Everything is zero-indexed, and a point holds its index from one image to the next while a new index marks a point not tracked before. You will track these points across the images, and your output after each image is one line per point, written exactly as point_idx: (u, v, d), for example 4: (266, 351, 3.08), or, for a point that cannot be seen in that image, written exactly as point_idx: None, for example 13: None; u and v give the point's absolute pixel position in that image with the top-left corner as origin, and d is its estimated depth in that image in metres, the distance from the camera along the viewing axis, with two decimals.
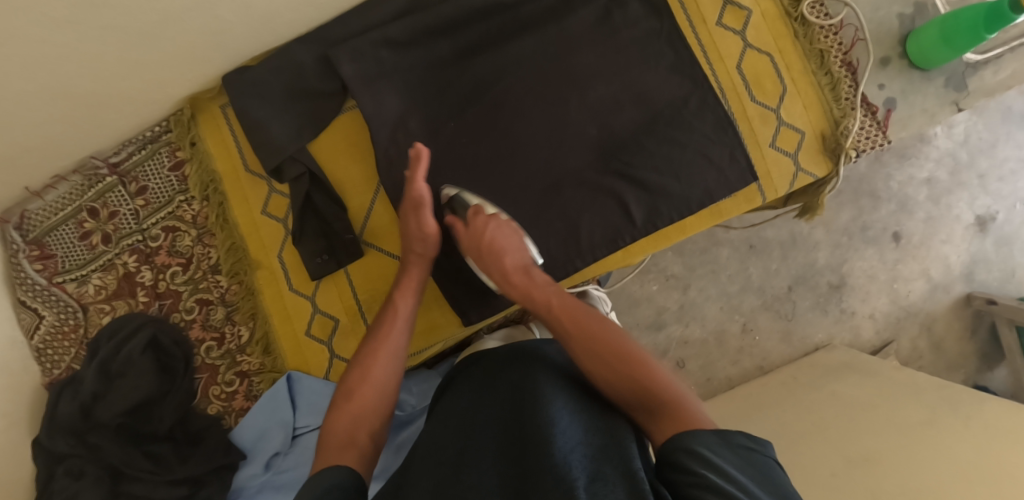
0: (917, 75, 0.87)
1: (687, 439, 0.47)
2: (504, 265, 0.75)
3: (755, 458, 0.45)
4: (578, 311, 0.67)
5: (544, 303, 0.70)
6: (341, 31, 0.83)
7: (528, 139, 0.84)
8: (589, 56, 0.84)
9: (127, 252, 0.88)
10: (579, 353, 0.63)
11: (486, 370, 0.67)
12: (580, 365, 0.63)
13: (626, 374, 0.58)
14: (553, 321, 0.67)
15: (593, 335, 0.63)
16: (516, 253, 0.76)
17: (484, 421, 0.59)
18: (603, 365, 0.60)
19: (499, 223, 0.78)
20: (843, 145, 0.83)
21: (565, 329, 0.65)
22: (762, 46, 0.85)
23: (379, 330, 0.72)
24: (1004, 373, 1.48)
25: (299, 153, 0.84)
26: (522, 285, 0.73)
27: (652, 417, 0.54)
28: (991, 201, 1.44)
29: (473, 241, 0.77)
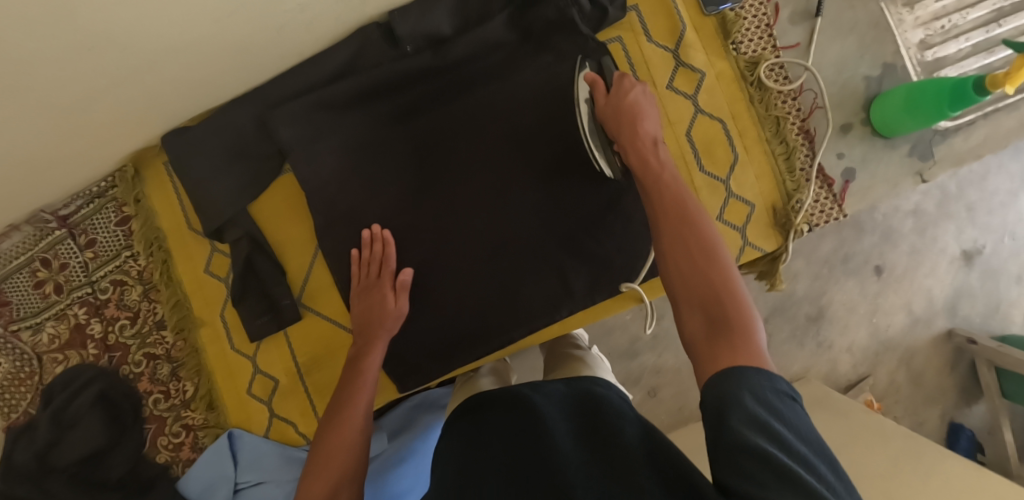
0: (880, 142, 0.82)
1: (736, 386, 0.39)
2: (642, 130, 0.65)
3: (799, 413, 0.39)
4: (682, 198, 0.57)
5: (652, 174, 0.61)
6: (279, 91, 0.80)
7: (466, 205, 0.81)
8: (533, 116, 0.80)
9: (78, 304, 0.90)
10: (665, 233, 0.55)
11: (481, 399, 0.62)
12: (661, 245, 0.55)
13: (710, 274, 0.50)
14: (655, 194, 0.58)
15: (693, 224, 0.54)
16: (653, 125, 0.66)
17: (491, 453, 0.52)
18: (686, 251, 0.53)
19: (642, 94, 0.68)
20: (793, 221, 0.79)
21: (665, 206, 0.56)
22: (714, 112, 0.81)
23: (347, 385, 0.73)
24: (982, 409, 1.43)
25: (241, 216, 0.83)
26: (639, 151, 0.63)
27: (707, 327, 0.47)
28: (978, 234, 1.38)
29: (612, 101, 0.68)
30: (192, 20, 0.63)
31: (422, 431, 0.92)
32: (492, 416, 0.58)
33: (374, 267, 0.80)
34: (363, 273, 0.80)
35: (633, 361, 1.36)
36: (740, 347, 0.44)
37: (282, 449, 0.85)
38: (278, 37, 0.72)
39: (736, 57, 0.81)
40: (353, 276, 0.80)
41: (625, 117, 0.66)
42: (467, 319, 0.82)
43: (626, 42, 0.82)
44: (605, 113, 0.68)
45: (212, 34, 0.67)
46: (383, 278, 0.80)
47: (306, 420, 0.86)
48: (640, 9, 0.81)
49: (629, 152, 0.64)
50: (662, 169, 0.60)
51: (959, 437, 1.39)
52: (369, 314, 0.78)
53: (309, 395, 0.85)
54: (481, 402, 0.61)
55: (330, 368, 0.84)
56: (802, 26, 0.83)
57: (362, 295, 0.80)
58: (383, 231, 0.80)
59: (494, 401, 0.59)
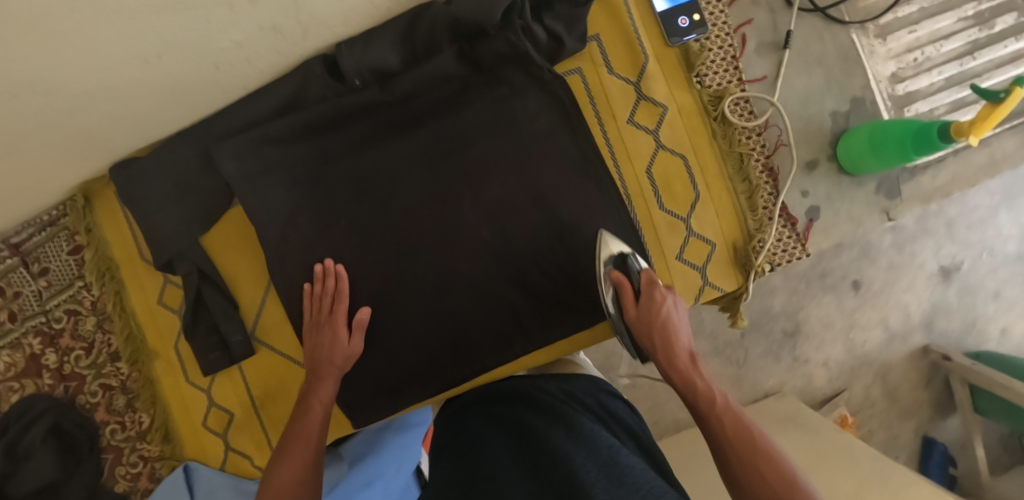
0: (846, 180, 0.80)
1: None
2: (678, 346, 0.67)
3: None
4: (736, 417, 0.58)
5: (704, 396, 0.62)
6: (224, 124, 0.78)
7: (418, 241, 0.79)
8: (486, 151, 0.78)
9: (32, 334, 0.88)
10: (729, 456, 0.55)
11: (484, 405, 0.73)
12: (727, 471, 0.55)
13: (784, 489, 0.51)
14: (711, 420, 0.59)
15: (756, 447, 0.55)
16: (687, 338, 0.69)
17: (496, 432, 0.65)
18: (753, 470, 0.53)
19: (673, 304, 0.70)
20: (753, 261, 0.78)
21: (723, 430, 0.58)
22: (675, 147, 0.79)
23: (299, 419, 0.72)
24: (956, 423, 1.42)
25: (190, 248, 0.82)
26: (683, 373, 0.64)
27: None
28: (957, 250, 1.36)
29: (645, 313, 0.70)
30: (118, 60, 0.61)
31: (384, 456, 0.90)
32: (508, 417, 0.67)
33: (325, 302, 0.78)
34: (315, 308, 0.79)
35: (607, 374, 1.36)
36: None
37: (236, 482, 0.84)
38: (218, 71, 0.70)
39: (700, 90, 0.79)
40: (306, 310, 0.79)
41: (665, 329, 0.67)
42: (418, 357, 0.81)
43: (586, 74, 0.79)
44: (644, 326, 0.69)
45: (143, 73, 0.65)
46: (335, 315, 0.78)
47: (260, 453, 0.85)
48: (601, 39, 0.79)
49: (672, 371, 0.65)
50: (708, 387, 0.62)
51: (932, 450, 1.39)
52: (319, 352, 0.77)
53: (264, 428, 0.85)
54: (496, 411, 0.70)
55: (284, 401, 0.84)
56: (770, 58, 0.80)
57: (312, 332, 0.78)
58: (336, 266, 0.79)
59: (503, 399, 0.72)
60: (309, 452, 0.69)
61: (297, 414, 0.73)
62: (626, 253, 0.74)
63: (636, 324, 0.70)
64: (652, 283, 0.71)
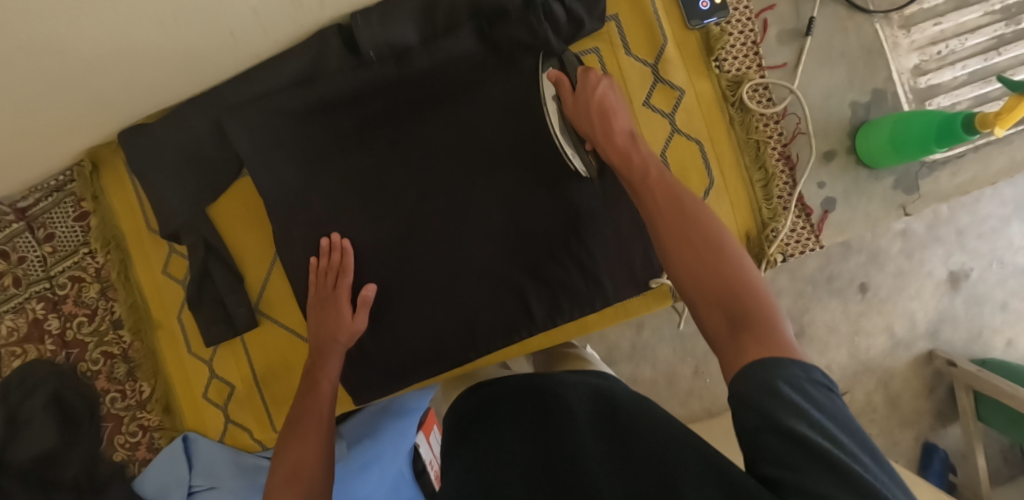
0: (864, 173, 0.79)
1: (772, 369, 0.39)
2: (612, 127, 0.65)
3: (834, 399, 0.39)
4: (671, 196, 0.56)
5: (637, 169, 0.60)
6: (235, 95, 0.77)
7: (426, 222, 0.78)
8: (499, 132, 0.77)
9: (35, 299, 0.88)
10: (662, 229, 0.53)
11: (492, 389, 0.66)
12: (659, 242, 0.53)
13: (713, 256, 0.49)
14: (645, 192, 0.58)
15: (686, 214, 0.53)
16: (625, 119, 0.67)
17: (509, 435, 0.58)
18: (685, 238, 0.51)
19: (609, 89, 0.69)
20: (766, 250, 0.77)
21: (655, 201, 0.56)
22: (692, 133, 0.77)
23: (306, 396, 0.71)
24: (956, 432, 1.41)
25: (196, 220, 0.81)
26: (619, 150, 0.63)
27: (726, 328, 0.45)
28: (966, 258, 1.34)
29: (580, 100, 0.69)
30: (132, 23, 0.60)
31: (382, 439, 0.89)
32: (514, 411, 0.60)
33: (331, 277, 0.77)
34: (320, 284, 0.78)
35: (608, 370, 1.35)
36: (748, 348, 0.42)
37: (235, 456, 0.84)
38: (232, 39, 0.69)
39: (719, 76, 0.77)
40: (311, 286, 0.78)
41: (601, 113, 0.67)
42: (422, 337, 0.80)
43: (603, 54, 0.78)
44: (581, 113, 0.68)
45: (155, 38, 0.64)
46: (340, 291, 0.77)
47: (261, 428, 0.85)
48: (620, 20, 0.78)
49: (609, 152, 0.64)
50: (645, 163, 0.60)
51: (931, 459, 1.38)
52: (324, 327, 0.76)
53: (264, 404, 0.84)
54: (500, 398, 0.63)
55: (286, 379, 0.83)
56: (791, 46, 0.79)
57: (317, 307, 0.77)
58: (342, 240, 0.78)
59: (510, 388, 0.64)
60: (322, 428, 0.68)
61: (304, 390, 0.73)
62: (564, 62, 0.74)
63: (574, 113, 0.69)
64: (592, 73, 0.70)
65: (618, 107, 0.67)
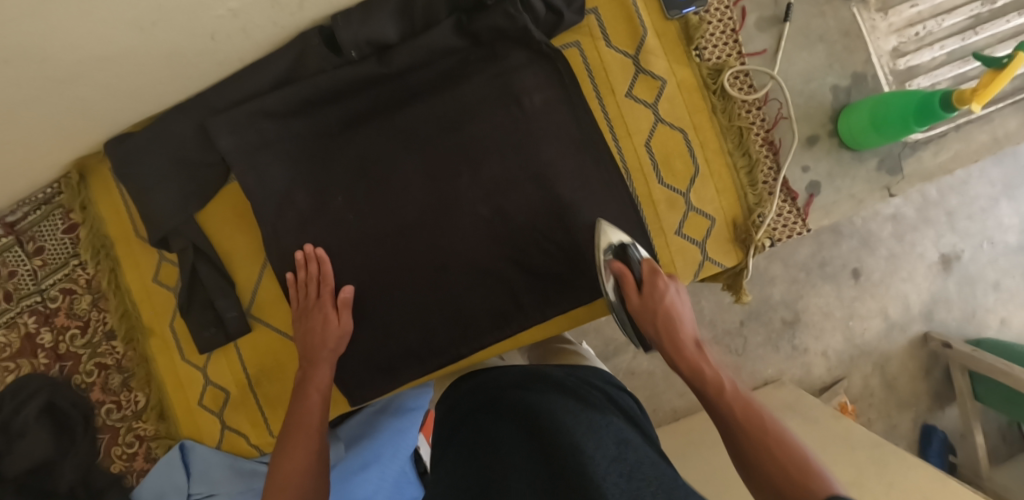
0: (848, 155, 0.79)
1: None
2: (682, 337, 0.66)
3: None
4: (751, 412, 0.57)
5: (711, 383, 0.62)
6: (220, 98, 0.78)
7: (415, 220, 0.79)
8: (484, 128, 0.78)
9: (28, 313, 0.88)
10: (743, 445, 0.54)
11: (487, 387, 0.69)
12: (740, 459, 0.54)
13: (796, 472, 0.50)
14: (720, 403, 0.59)
15: (769, 434, 0.54)
16: (692, 327, 0.68)
17: (498, 415, 0.61)
18: (766, 456, 0.53)
19: (676, 293, 0.70)
20: (753, 236, 0.77)
21: (734, 417, 0.57)
22: (675, 121, 0.78)
23: (298, 404, 0.72)
24: (954, 412, 1.42)
25: (185, 225, 0.81)
26: (690, 360, 0.65)
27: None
28: (957, 240, 1.35)
29: (648, 305, 0.69)
30: (113, 28, 0.61)
31: (380, 438, 0.88)
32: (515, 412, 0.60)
33: (312, 287, 0.78)
34: (303, 294, 0.79)
35: (606, 364, 1.36)
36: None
37: (233, 461, 0.84)
38: (212, 43, 0.70)
39: (699, 64, 0.78)
40: (293, 299, 0.79)
41: (670, 313, 0.68)
42: (415, 335, 0.81)
43: (584, 47, 0.79)
44: (650, 312, 0.69)
45: (135, 43, 0.64)
46: (323, 298, 0.78)
47: (257, 432, 0.85)
48: (599, 12, 0.78)
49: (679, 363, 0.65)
50: (716, 375, 0.62)
51: (931, 440, 1.38)
52: (310, 337, 0.77)
53: (260, 407, 0.84)
54: (502, 400, 0.64)
55: (280, 380, 0.83)
56: (770, 33, 0.79)
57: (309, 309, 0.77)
58: (316, 250, 0.79)
59: (506, 381, 0.67)
60: (317, 433, 0.70)
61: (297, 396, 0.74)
62: (625, 242, 0.73)
63: (641, 311, 0.69)
64: (658, 271, 0.71)
65: (685, 316, 0.68)
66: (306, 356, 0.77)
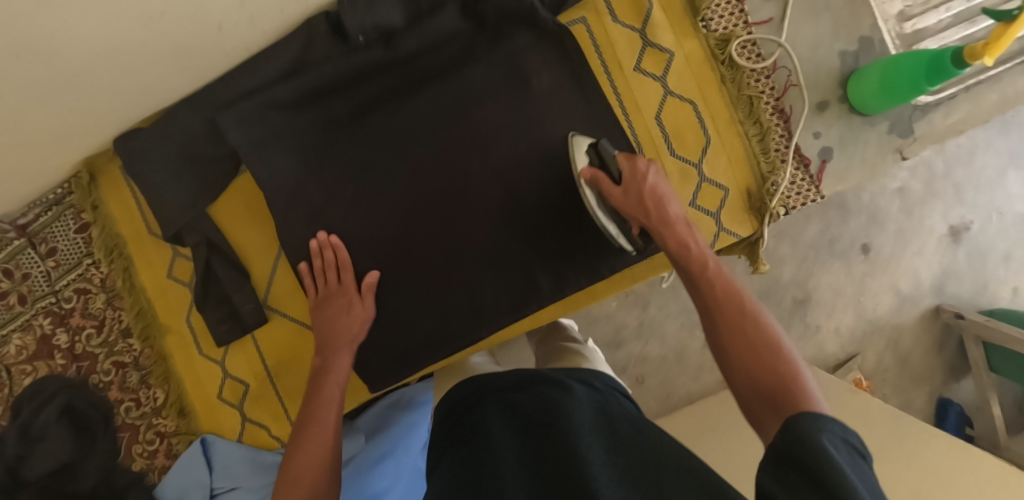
0: (858, 120, 0.79)
1: (799, 417, 0.42)
2: (668, 216, 0.64)
3: (863, 457, 0.39)
4: (730, 292, 0.56)
5: (694, 261, 0.60)
6: (226, 93, 0.77)
7: (427, 204, 0.79)
8: (492, 109, 0.78)
9: (43, 315, 0.88)
10: (721, 328, 0.54)
11: (483, 387, 0.66)
12: (716, 339, 0.54)
13: (769, 358, 0.50)
14: (704, 283, 0.58)
15: (745, 312, 0.54)
16: (677, 206, 0.66)
17: (495, 426, 0.59)
18: (743, 337, 0.52)
19: (657, 177, 0.67)
20: (768, 204, 0.77)
21: (714, 296, 0.56)
22: (684, 94, 0.78)
23: (315, 393, 0.71)
24: (970, 384, 1.42)
25: (197, 220, 0.81)
26: (675, 237, 0.63)
27: (772, 412, 0.46)
28: (966, 211, 1.35)
29: (629, 192, 0.66)
30: (122, 20, 0.61)
31: (395, 431, 0.88)
32: (509, 419, 0.59)
33: (330, 273, 0.78)
34: (324, 281, 0.78)
35: (618, 350, 1.36)
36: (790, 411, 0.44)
37: (253, 455, 0.84)
38: (218, 34, 0.69)
39: (706, 35, 0.78)
40: (309, 289, 0.78)
41: (654, 198, 0.65)
42: (431, 320, 0.80)
43: (590, 23, 0.79)
44: (631, 201, 0.66)
45: (142, 34, 0.64)
46: (346, 286, 0.78)
47: (278, 424, 0.84)
48: None
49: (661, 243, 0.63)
50: (700, 256, 0.61)
51: (948, 413, 1.38)
52: (333, 322, 0.76)
53: (280, 399, 0.84)
54: (499, 409, 0.61)
55: (298, 372, 0.83)
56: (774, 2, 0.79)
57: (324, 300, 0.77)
58: (329, 237, 0.78)
59: (505, 383, 0.64)
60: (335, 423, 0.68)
61: (315, 383, 0.72)
62: (599, 142, 0.71)
63: (622, 199, 0.67)
64: (638, 160, 0.69)
65: (669, 198, 0.66)
66: (325, 345, 0.75)
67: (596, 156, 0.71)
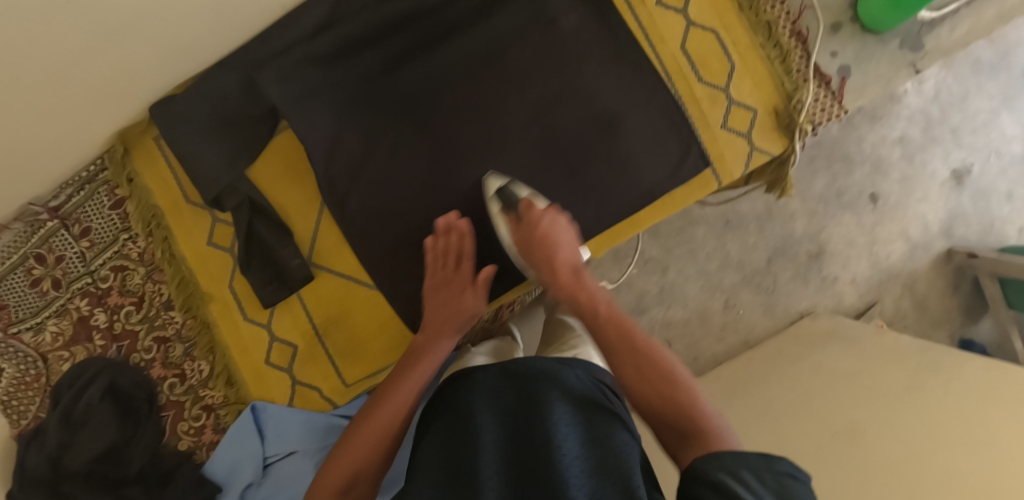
0: (871, 39, 0.83)
1: (727, 458, 0.43)
2: (556, 258, 0.71)
3: (798, 489, 0.40)
4: (625, 332, 0.61)
5: (588, 306, 0.66)
6: (263, 50, 0.78)
7: (465, 148, 0.80)
8: (523, 50, 0.80)
9: (79, 296, 0.87)
10: (622, 366, 0.58)
11: (472, 377, 0.65)
12: (619, 374, 0.58)
13: (673, 391, 0.54)
14: (597, 328, 0.63)
15: (640, 349, 0.59)
16: (570, 250, 0.73)
17: (479, 417, 0.58)
18: (648, 377, 0.56)
19: (556, 222, 0.74)
20: (797, 120, 0.80)
21: (608, 336, 0.62)
22: (706, 24, 0.81)
23: (407, 364, 0.68)
24: (988, 324, 1.44)
25: (238, 181, 0.81)
26: (568, 287, 0.69)
27: (682, 442, 0.51)
28: (965, 155, 1.39)
29: (528, 235, 0.73)
30: None
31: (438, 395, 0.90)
32: (489, 403, 0.61)
33: (452, 258, 0.76)
34: (437, 265, 0.76)
35: (642, 317, 1.35)
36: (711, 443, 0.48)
37: (306, 417, 0.83)
38: None
39: None
40: (427, 267, 0.76)
41: (554, 245, 0.72)
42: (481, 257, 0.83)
43: None
44: (533, 248, 0.73)
45: None
46: (463, 271, 0.76)
47: (330, 383, 0.84)
48: None
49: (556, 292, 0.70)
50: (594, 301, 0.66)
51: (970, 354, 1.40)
52: (443, 309, 0.74)
53: (331, 358, 0.83)
54: (485, 403, 0.60)
55: (350, 326, 0.83)
56: None
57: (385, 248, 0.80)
58: (459, 220, 0.77)
59: (495, 375, 0.64)
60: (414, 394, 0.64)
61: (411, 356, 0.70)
62: (505, 186, 0.77)
63: (524, 246, 0.74)
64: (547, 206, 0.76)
65: (571, 246, 0.73)
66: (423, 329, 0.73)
67: (500, 203, 0.77)
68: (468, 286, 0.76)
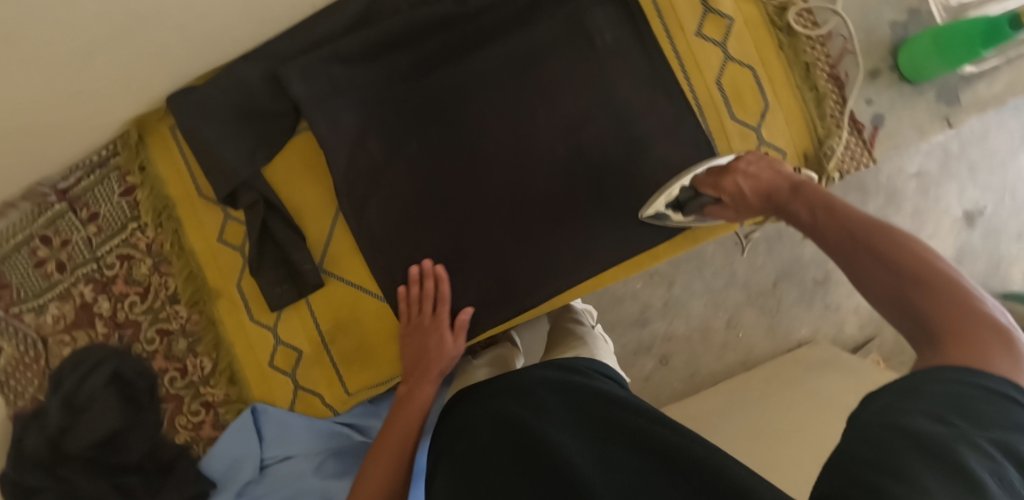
0: (908, 89, 0.82)
1: (921, 379, 0.38)
2: (780, 193, 0.65)
3: (1009, 411, 0.35)
4: (856, 226, 0.52)
5: (818, 206, 0.58)
6: (291, 46, 0.76)
7: (489, 162, 0.79)
8: (558, 66, 0.78)
9: (83, 282, 0.86)
10: (862, 260, 0.50)
11: (473, 395, 0.66)
12: (853, 274, 0.51)
13: (916, 275, 0.45)
14: (825, 230, 0.56)
15: (874, 237, 0.50)
16: (789, 178, 0.65)
17: (483, 432, 0.59)
18: (886, 264, 0.48)
19: (748, 178, 0.69)
20: (826, 167, 0.80)
21: (835, 238, 0.54)
22: (744, 59, 0.79)
23: (402, 409, 0.75)
24: None
25: (255, 178, 0.79)
26: (792, 198, 0.62)
27: (927, 340, 0.42)
28: (979, 194, 1.34)
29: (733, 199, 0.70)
30: None
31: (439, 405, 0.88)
32: (492, 415, 0.60)
33: (427, 304, 0.77)
34: (415, 310, 0.78)
35: (643, 329, 1.32)
36: (952, 357, 0.39)
37: (307, 422, 0.83)
38: None
39: (764, 2, 0.79)
40: (404, 315, 0.79)
41: (764, 198, 0.67)
42: (492, 282, 0.80)
43: None
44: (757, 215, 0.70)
45: None
46: (440, 317, 0.78)
47: (333, 391, 0.84)
48: None
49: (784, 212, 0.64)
50: (816, 210, 0.58)
51: None
52: (421, 352, 0.78)
53: (335, 364, 0.83)
54: (487, 416, 0.61)
55: (356, 336, 0.83)
56: None
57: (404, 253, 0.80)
58: (433, 267, 0.78)
59: (497, 388, 0.64)
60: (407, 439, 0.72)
61: (406, 397, 0.76)
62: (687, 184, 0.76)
63: (744, 207, 0.70)
64: (717, 180, 0.71)
65: (771, 183, 0.66)
66: (415, 368, 0.78)
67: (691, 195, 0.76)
68: (443, 327, 0.78)
